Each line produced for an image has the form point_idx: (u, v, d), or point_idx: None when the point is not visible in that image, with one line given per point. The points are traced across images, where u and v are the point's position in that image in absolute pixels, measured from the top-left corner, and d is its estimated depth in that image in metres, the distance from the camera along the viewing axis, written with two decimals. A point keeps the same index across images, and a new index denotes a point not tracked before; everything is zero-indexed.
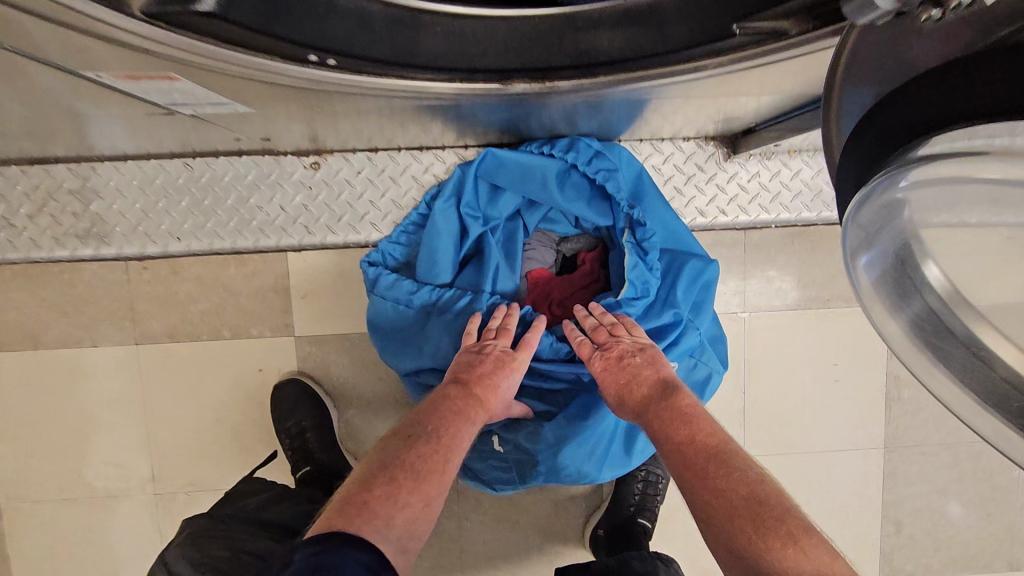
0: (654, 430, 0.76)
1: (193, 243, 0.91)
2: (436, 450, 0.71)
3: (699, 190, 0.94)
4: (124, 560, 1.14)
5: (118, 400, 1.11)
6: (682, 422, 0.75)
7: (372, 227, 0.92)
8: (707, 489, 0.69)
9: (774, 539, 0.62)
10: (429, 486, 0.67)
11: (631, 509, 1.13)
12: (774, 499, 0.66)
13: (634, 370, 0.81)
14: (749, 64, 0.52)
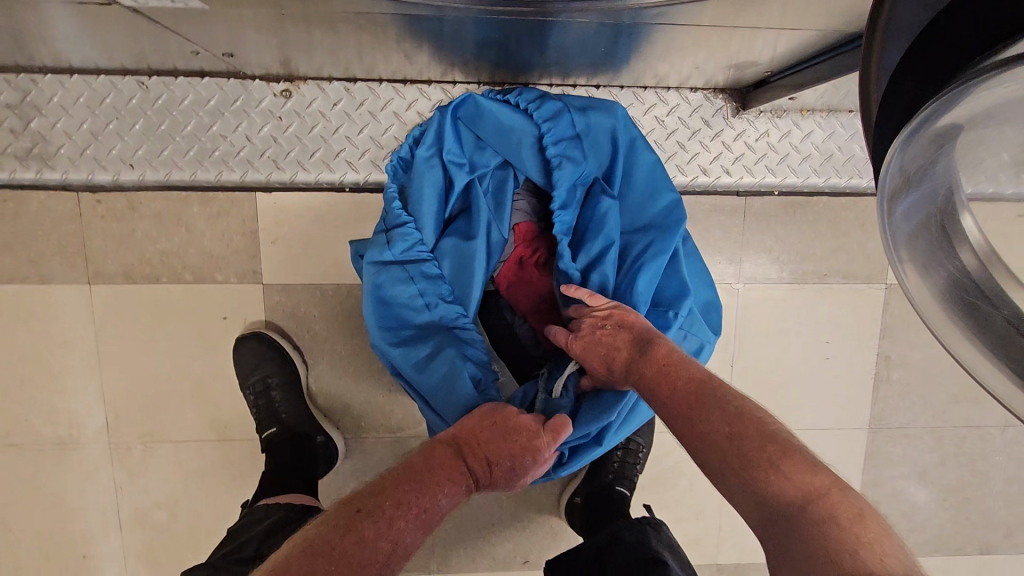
0: (640, 394, 0.68)
1: (148, 171, 0.83)
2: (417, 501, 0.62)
3: (704, 146, 0.88)
4: (76, 510, 1.08)
5: (69, 344, 1.03)
6: (662, 380, 0.66)
7: (348, 166, 0.85)
8: (694, 435, 0.63)
9: (758, 467, 0.57)
10: (363, 563, 0.55)
11: (609, 475, 1.09)
12: (757, 431, 0.60)
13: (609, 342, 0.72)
14: None
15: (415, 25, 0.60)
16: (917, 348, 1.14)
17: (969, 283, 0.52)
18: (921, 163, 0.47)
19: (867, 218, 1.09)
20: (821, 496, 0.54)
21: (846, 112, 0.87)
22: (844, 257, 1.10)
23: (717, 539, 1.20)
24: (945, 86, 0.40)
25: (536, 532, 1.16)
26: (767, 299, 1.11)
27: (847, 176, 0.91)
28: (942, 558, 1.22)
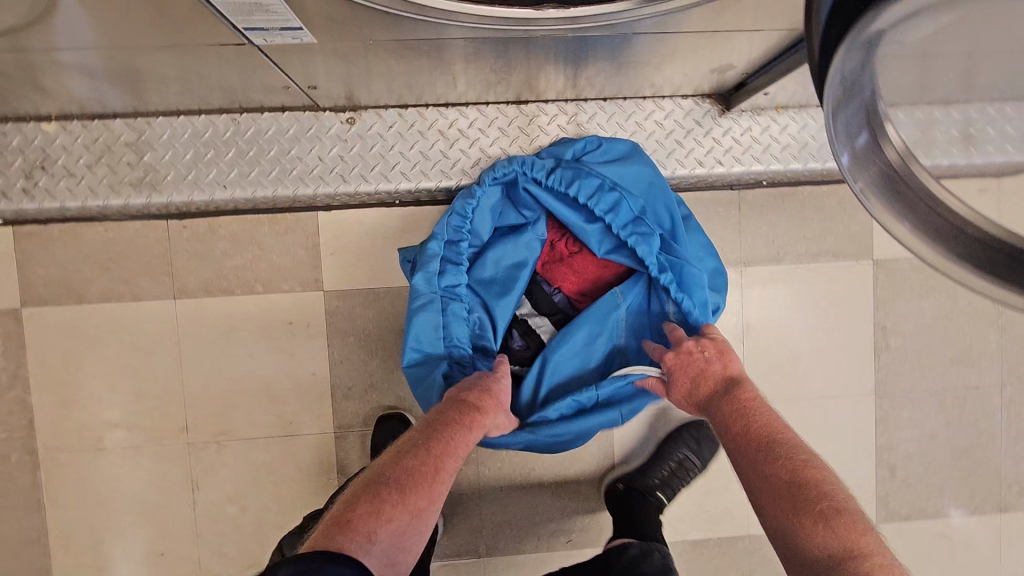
0: (716, 423, 0.84)
1: (237, 191, 1.00)
2: (424, 463, 0.79)
3: (698, 142, 1.05)
4: (159, 507, 1.20)
5: (156, 353, 1.18)
6: (740, 415, 0.82)
7: (402, 176, 1.01)
8: (758, 473, 0.75)
9: (807, 517, 0.68)
10: (415, 499, 0.75)
11: (654, 480, 1.20)
12: (815, 484, 0.71)
13: (703, 364, 0.89)
14: None
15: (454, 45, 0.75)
16: (910, 317, 1.26)
17: (897, 175, 0.59)
18: (855, 70, 0.51)
19: (849, 201, 1.24)
20: (855, 552, 0.64)
21: (814, 107, 1.04)
22: (833, 238, 1.24)
23: (747, 509, 1.28)
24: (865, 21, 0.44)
25: (576, 510, 1.25)
26: (768, 279, 1.24)
27: (822, 160, 1.07)
28: (963, 518, 1.29)
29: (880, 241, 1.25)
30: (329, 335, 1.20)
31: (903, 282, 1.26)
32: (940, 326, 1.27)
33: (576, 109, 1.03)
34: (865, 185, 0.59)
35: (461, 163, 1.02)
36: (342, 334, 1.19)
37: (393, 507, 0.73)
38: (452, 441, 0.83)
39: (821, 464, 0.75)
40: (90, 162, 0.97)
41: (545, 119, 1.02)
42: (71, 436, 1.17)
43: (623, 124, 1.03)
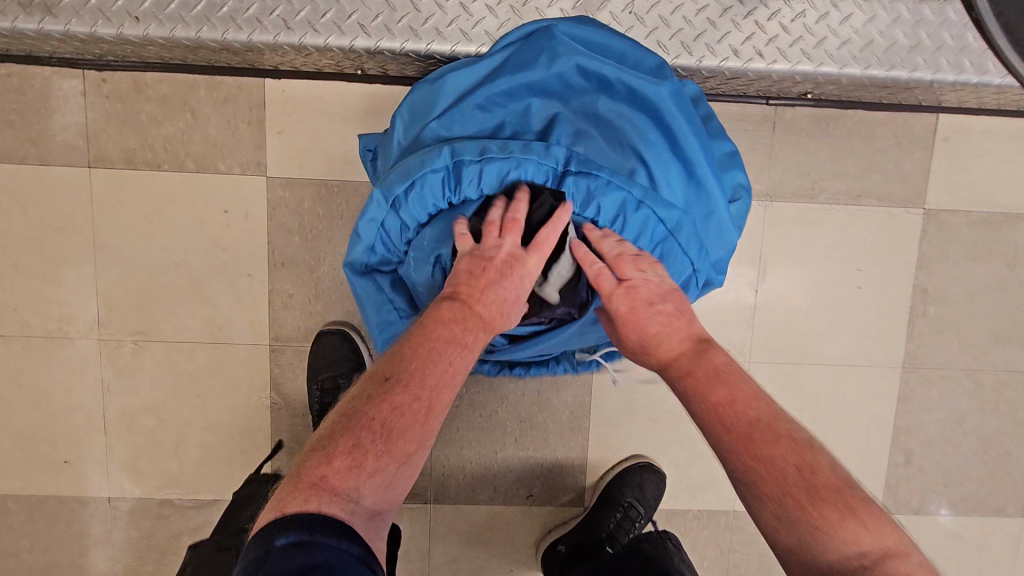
0: (686, 391, 0.67)
1: (152, 27, 0.80)
2: (417, 398, 0.61)
3: (736, 26, 0.83)
4: (63, 408, 1.05)
5: (65, 230, 1.00)
6: (718, 381, 0.66)
7: (359, 30, 0.81)
8: (751, 456, 0.62)
9: (830, 511, 0.58)
10: (406, 441, 0.60)
11: (626, 504, 1.04)
12: (826, 468, 0.60)
13: (666, 315, 0.69)
14: None
15: None
16: (956, 281, 1.07)
17: None
18: None
19: (905, 134, 1.02)
20: (886, 548, 0.56)
21: None
22: (880, 176, 1.03)
23: None
24: None
25: (540, 463, 1.09)
26: (796, 219, 1.04)
27: (888, 66, 0.85)
28: (980, 518, 1.13)
29: (936, 187, 1.04)
30: (270, 231, 1.01)
31: (955, 240, 1.06)
32: (990, 296, 1.07)
33: None
34: None
35: (435, 21, 0.81)
36: (285, 230, 1.01)
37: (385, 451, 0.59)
38: (451, 350, 0.63)
39: (812, 434, 0.65)
40: None
41: None
42: None
43: None
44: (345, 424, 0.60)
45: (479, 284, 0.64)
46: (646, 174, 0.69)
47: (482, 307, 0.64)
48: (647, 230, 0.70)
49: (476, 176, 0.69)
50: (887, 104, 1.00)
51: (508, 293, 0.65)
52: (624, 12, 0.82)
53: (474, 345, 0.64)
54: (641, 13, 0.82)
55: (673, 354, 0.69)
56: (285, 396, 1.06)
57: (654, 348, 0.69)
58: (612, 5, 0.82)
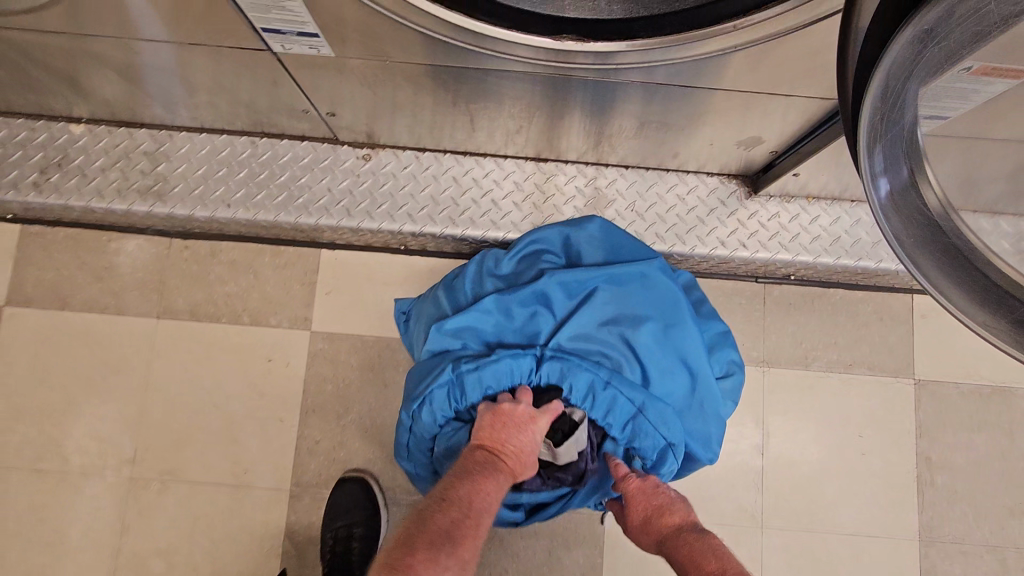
0: (680, 559, 0.71)
1: (240, 211, 0.98)
2: (467, 518, 0.70)
3: (721, 222, 0.99)
4: (78, 548, 1.06)
5: (123, 372, 1.11)
6: (713, 555, 0.70)
7: (408, 217, 0.98)
8: None
9: None
10: (467, 549, 0.68)
11: None
12: None
13: (668, 497, 0.78)
14: (749, 34, 0.60)
15: (471, 79, 0.75)
16: (959, 451, 1.10)
17: (932, 220, 0.49)
18: (898, 85, 0.44)
19: (886, 311, 1.13)
20: None
21: (848, 202, 0.99)
22: (868, 347, 1.12)
23: None
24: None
25: None
26: (794, 384, 1.11)
27: (857, 257, 0.98)
28: None
29: (923, 359, 1.12)
30: (307, 378, 1.11)
31: (950, 410, 1.11)
32: (996, 468, 1.09)
33: (596, 173, 0.99)
34: (897, 224, 0.48)
35: (471, 212, 0.98)
36: (320, 378, 1.11)
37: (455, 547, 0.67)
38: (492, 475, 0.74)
39: None
40: (105, 165, 0.98)
41: (562, 178, 0.99)
42: (9, 451, 1.08)
43: (643, 194, 0.99)
44: (410, 535, 0.69)
45: (501, 436, 0.76)
46: (621, 364, 0.82)
47: (512, 450, 0.76)
48: (615, 408, 0.80)
49: (476, 380, 0.80)
50: (864, 284, 1.13)
51: (523, 441, 0.76)
52: (626, 210, 0.99)
53: (504, 480, 0.74)
54: (641, 211, 0.99)
55: (671, 528, 0.75)
56: (298, 544, 1.07)
57: (654, 523, 0.76)
58: (617, 204, 0.99)
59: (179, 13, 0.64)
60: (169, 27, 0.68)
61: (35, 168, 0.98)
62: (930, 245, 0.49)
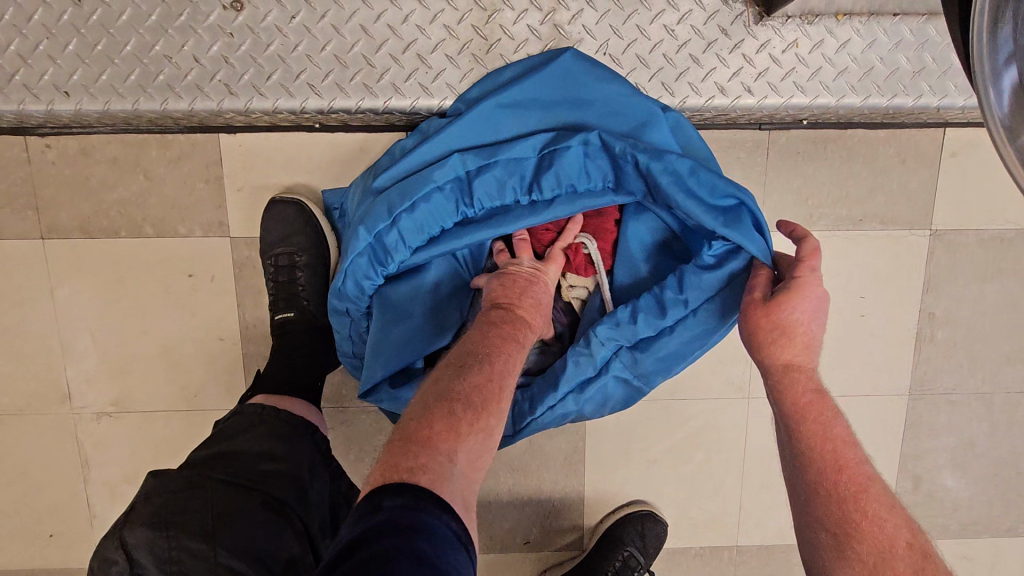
0: (791, 393, 0.64)
1: (84, 102, 0.74)
2: (490, 378, 0.64)
3: (722, 60, 0.77)
4: (41, 483, 1.01)
5: (26, 303, 0.96)
6: (797, 376, 0.64)
7: (310, 90, 0.75)
8: (815, 478, 0.59)
9: (851, 505, 0.56)
10: (494, 412, 0.63)
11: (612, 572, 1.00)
12: (848, 496, 0.57)
13: (791, 354, 0.64)
14: None
15: None
16: (965, 303, 1.01)
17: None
18: None
19: (909, 153, 0.96)
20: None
21: (890, 15, 0.75)
22: (883, 199, 0.97)
23: (747, 525, 1.06)
24: None
25: (537, 511, 1.03)
26: (794, 247, 0.99)
27: (888, 95, 0.78)
28: (991, 541, 1.09)
29: (943, 205, 0.98)
30: (240, 293, 0.96)
31: (964, 260, 1.00)
32: (1003, 314, 1.02)
33: (554, 2, 0.74)
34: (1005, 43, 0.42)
35: (391, 75, 0.75)
36: (257, 291, 0.96)
37: (450, 458, 0.57)
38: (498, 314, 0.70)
39: (876, 536, 0.54)
40: None
41: (510, 15, 0.74)
42: None
43: (620, 30, 0.75)
44: (423, 411, 0.60)
45: (515, 287, 0.73)
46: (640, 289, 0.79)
47: (529, 305, 0.72)
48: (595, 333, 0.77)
49: (399, 239, 0.72)
50: (886, 122, 0.94)
51: (544, 300, 0.74)
52: (596, 54, 0.76)
53: (525, 339, 0.70)
54: (616, 54, 0.76)
55: (799, 382, 0.64)
56: None
57: (779, 364, 0.65)
58: (584, 47, 0.75)
59: None
60: None
61: None
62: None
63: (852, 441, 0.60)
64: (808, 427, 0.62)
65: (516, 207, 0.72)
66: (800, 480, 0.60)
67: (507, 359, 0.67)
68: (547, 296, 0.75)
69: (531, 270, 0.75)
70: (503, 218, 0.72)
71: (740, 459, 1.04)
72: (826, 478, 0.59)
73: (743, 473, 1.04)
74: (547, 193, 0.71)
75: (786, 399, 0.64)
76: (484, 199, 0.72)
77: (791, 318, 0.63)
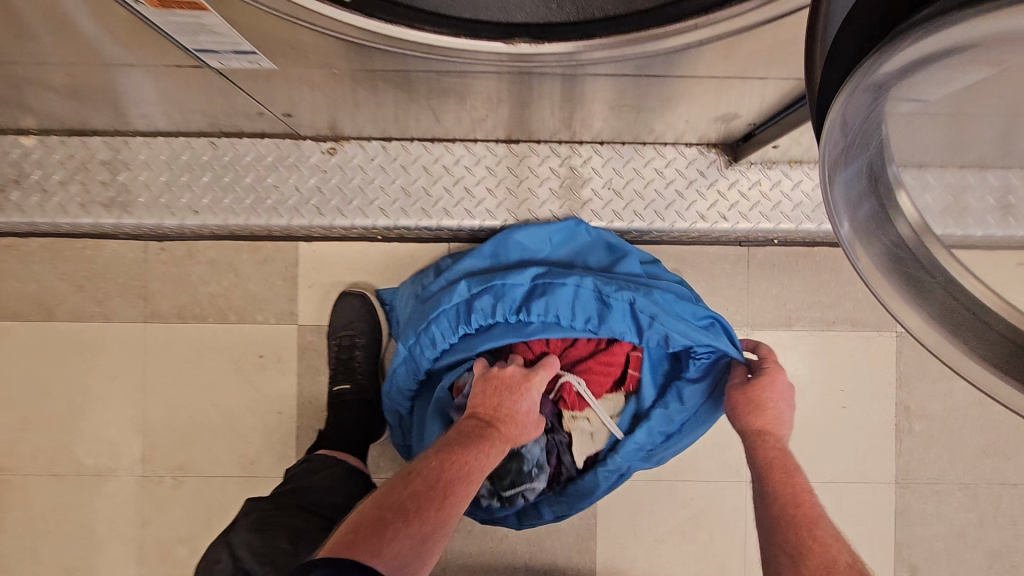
0: (761, 454, 0.77)
1: (209, 217, 0.96)
2: (434, 485, 0.73)
3: (701, 195, 0.97)
4: (103, 541, 1.12)
5: (120, 376, 1.13)
6: (770, 439, 0.78)
7: (380, 212, 0.96)
8: (778, 511, 0.72)
9: (804, 533, 0.69)
10: (429, 517, 0.70)
11: None
12: (804, 527, 0.69)
13: (766, 422, 0.79)
14: (734, 27, 0.53)
15: (412, 74, 0.69)
16: (938, 398, 1.13)
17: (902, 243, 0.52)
18: (861, 129, 0.46)
19: None
20: None
21: None
22: (852, 304, 1.13)
23: None
24: (893, 38, 0.36)
25: None
26: (778, 344, 1.13)
27: None
28: None
29: None
30: (301, 372, 1.13)
31: (930, 359, 1.13)
32: (974, 410, 1.13)
33: (570, 151, 0.97)
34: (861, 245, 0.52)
35: (444, 202, 0.97)
36: (315, 370, 1.13)
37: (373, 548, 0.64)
38: (468, 425, 0.82)
39: (830, 553, 0.66)
40: (64, 179, 0.96)
41: (536, 160, 0.97)
42: (23, 459, 1.12)
43: (621, 171, 0.97)
44: (372, 509, 0.70)
45: (493, 399, 0.84)
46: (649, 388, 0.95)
47: (500, 418, 0.83)
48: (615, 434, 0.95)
49: (420, 348, 0.93)
50: None
51: (517, 410, 0.84)
52: (603, 188, 0.97)
53: (486, 453, 0.79)
54: (618, 189, 0.97)
55: (770, 444, 0.78)
56: None
57: (753, 431, 0.79)
58: (593, 183, 0.97)
59: (106, 37, 0.61)
60: (100, 46, 0.64)
61: None
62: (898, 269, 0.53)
63: (808, 488, 0.74)
64: (776, 478, 0.75)
65: (506, 325, 0.90)
66: (765, 515, 0.73)
67: (457, 469, 0.75)
68: (528, 404, 0.85)
69: (513, 376, 0.86)
70: (499, 334, 0.90)
71: (741, 541, 1.12)
72: (785, 511, 0.72)
73: (745, 555, 1.12)
74: (532, 316, 0.88)
75: (759, 456, 0.77)
76: (478, 318, 0.90)
77: (763, 395, 0.80)
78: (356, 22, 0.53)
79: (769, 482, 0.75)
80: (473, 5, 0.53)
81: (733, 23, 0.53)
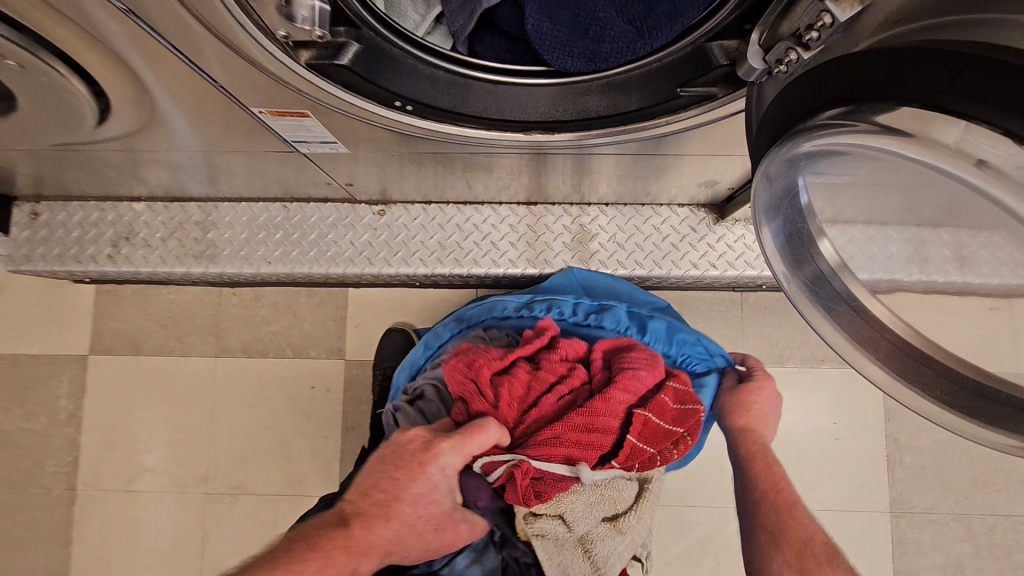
0: (753, 448, 0.98)
1: (279, 267, 1.15)
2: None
3: (693, 247, 1.13)
4: (168, 553, 1.26)
5: (192, 403, 1.31)
6: (757, 435, 0.99)
7: (420, 263, 1.14)
8: (768, 495, 0.93)
9: (793, 518, 0.89)
10: None
11: None
12: (789, 509, 0.91)
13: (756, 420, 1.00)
14: (699, 121, 0.70)
15: (452, 155, 0.88)
16: (926, 432, 1.22)
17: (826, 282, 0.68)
18: (782, 197, 0.62)
19: None
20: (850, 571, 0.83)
21: None
22: None
23: None
24: (814, 115, 0.46)
25: None
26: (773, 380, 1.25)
27: None
28: None
29: None
30: (346, 402, 1.28)
31: None
32: (961, 443, 1.22)
33: (580, 211, 1.15)
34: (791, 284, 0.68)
35: (473, 254, 1.14)
36: (358, 400, 1.28)
37: None
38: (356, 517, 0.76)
39: (807, 530, 0.87)
40: (165, 236, 1.17)
41: (551, 219, 1.15)
42: (105, 476, 1.29)
43: (624, 227, 1.14)
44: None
45: (375, 481, 0.79)
46: None
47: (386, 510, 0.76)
48: None
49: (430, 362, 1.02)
50: None
51: (410, 489, 0.76)
52: (608, 242, 1.14)
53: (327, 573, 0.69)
54: (621, 243, 1.14)
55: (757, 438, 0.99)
56: None
57: (745, 427, 0.99)
58: (600, 238, 1.14)
59: (226, 133, 0.82)
60: (219, 139, 0.84)
61: (108, 241, 1.16)
62: (824, 302, 0.68)
63: (786, 476, 0.96)
64: (764, 468, 0.96)
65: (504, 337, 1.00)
66: (757, 500, 0.94)
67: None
68: (431, 474, 0.77)
69: (423, 442, 0.79)
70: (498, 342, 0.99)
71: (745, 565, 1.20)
72: (771, 496, 0.93)
73: None
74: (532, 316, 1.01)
75: (749, 451, 0.98)
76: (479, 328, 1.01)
77: (754, 399, 1.01)
78: (414, 120, 0.71)
79: (757, 473, 0.96)
80: (502, 107, 0.71)
81: (698, 117, 0.69)
